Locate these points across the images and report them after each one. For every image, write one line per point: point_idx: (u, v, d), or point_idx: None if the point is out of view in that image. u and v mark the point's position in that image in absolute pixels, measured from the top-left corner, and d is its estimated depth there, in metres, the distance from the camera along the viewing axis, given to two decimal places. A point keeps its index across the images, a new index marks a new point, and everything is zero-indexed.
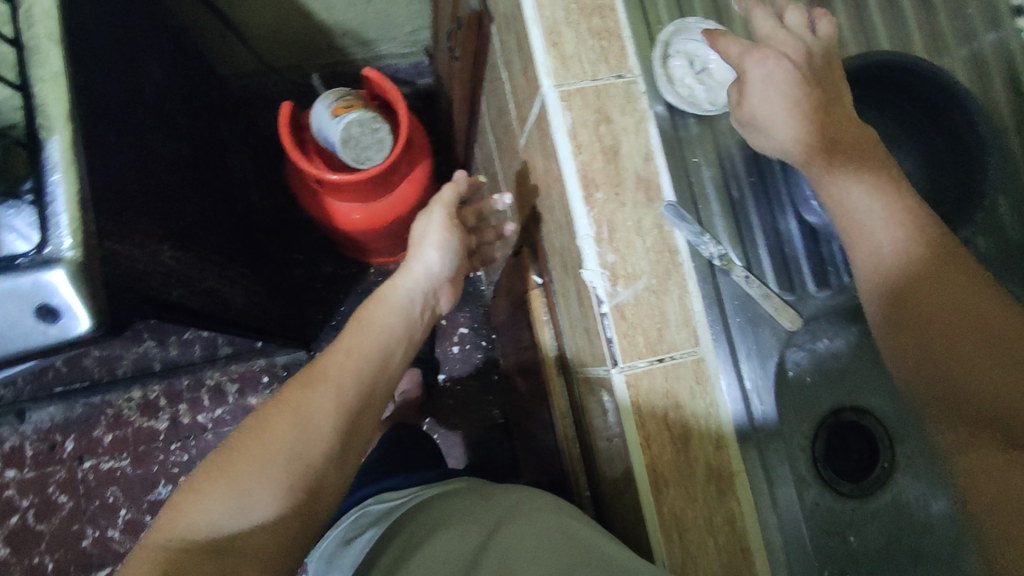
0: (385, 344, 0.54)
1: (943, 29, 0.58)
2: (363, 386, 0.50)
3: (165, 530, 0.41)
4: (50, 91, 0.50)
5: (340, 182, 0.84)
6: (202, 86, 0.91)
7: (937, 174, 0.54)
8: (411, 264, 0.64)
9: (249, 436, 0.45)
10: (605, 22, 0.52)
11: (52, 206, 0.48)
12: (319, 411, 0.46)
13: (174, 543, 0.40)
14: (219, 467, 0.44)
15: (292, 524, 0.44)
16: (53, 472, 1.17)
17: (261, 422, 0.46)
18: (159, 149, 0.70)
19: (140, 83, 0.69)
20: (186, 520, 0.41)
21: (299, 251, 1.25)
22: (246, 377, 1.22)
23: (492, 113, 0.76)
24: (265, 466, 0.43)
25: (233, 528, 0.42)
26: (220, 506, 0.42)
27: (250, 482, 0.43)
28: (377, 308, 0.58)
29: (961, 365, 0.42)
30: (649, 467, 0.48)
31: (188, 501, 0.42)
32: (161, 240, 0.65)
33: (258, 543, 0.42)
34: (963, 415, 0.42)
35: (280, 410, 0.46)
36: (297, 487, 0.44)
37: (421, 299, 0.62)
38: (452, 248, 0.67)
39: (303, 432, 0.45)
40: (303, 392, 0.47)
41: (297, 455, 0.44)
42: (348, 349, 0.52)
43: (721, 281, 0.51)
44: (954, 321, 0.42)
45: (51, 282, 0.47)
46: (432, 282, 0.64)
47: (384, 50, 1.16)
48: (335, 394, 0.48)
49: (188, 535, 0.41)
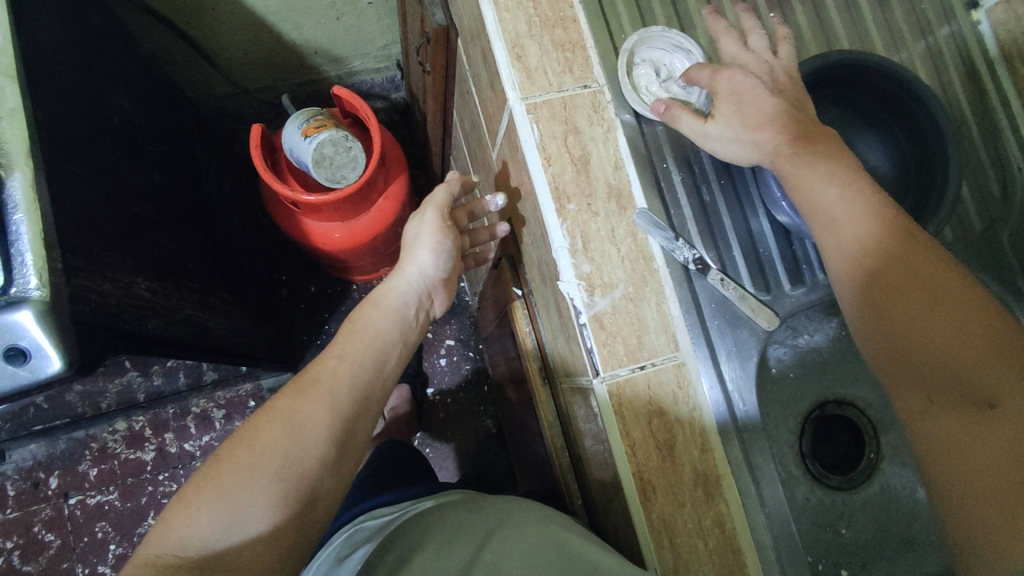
0: (378, 349, 0.53)
1: (901, 24, 0.59)
2: (358, 392, 0.48)
3: (152, 547, 0.39)
4: (8, 130, 0.49)
5: (316, 202, 0.83)
6: (172, 112, 0.91)
7: (902, 164, 0.54)
8: (404, 265, 0.62)
9: (239, 444, 0.43)
10: (568, 33, 0.52)
11: (16, 245, 0.47)
12: (311, 417, 0.45)
13: (163, 560, 0.38)
14: (209, 478, 0.41)
15: (288, 535, 0.42)
16: (38, 511, 1.15)
17: (252, 429, 0.43)
18: (129, 179, 0.69)
19: (105, 113, 0.68)
20: (174, 535, 0.39)
21: (281, 272, 1.24)
22: (233, 402, 1.20)
23: (464, 126, 0.76)
24: (256, 474, 0.41)
25: (225, 541, 0.39)
26: (211, 519, 0.40)
27: (241, 493, 0.40)
28: (371, 312, 0.56)
29: (919, 331, 0.41)
30: (636, 475, 0.48)
31: (177, 514, 0.40)
32: (134, 271, 0.64)
33: (253, 556, 0.40)
34: (923, 382, 0.41)
35: (270, 417, 0.44)
36: (291, 497, 0.42)
37: (415, 302, 0.60)
38: (448, 249, 0.63)
39: (295, 439, 0.43)
40: (295, 399, 0.45)
41: (291, 464, 0.42)
42: (340, 354, 0.50)
43: (697, 285, 0.52)
44: (909, 288, 0.42)
45: (17, 323, 0.46)
46: (426, 285, 0.62)
47: (356, 67, 1.15)
48: (328, 400, 0.46)
49: (177, 552, 0.38)
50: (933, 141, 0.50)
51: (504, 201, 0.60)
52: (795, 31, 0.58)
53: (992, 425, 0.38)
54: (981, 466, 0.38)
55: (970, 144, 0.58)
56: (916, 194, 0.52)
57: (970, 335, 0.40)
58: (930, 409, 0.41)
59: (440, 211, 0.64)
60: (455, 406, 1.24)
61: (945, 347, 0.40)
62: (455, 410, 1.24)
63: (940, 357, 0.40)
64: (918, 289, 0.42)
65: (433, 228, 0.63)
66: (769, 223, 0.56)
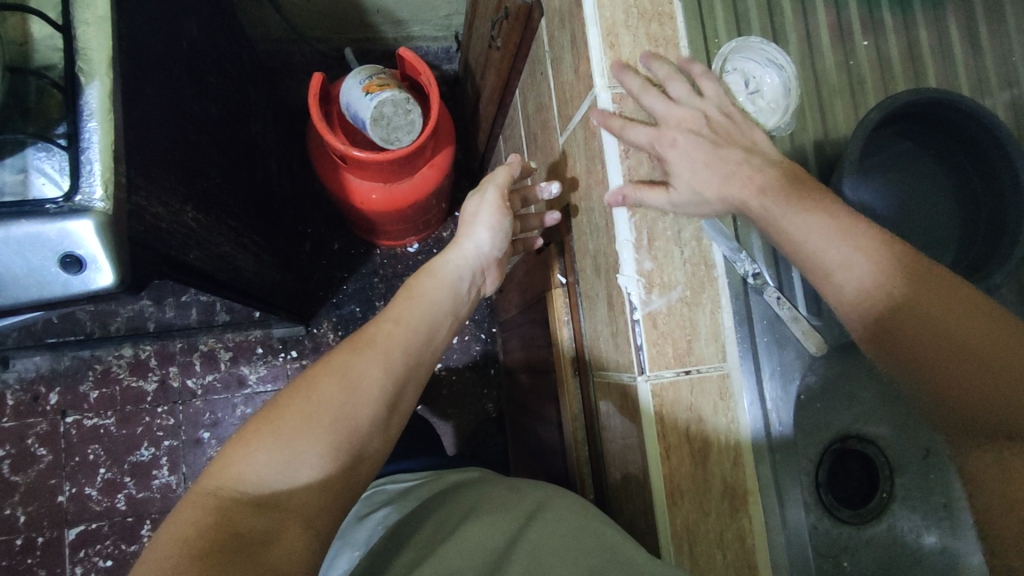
0: (432, 317, 0.53)
1: (989, 72, 0.59)
2: (410, 356, 0.49)
3: (214, 478, 0.41)
4: (92, 37, 0.48)
5: (365, 159, 0.82)
6: (232, 47, 0.89)
7: (970, 209, 0.54)
8: (462, 240, 0.62)
9: (296, 393, 0.44)
10: (664, 29, 0.52)
11: (86, 153, 0.47)
12: (365, 376, 0.46)
13: (224, 491, 0.40)
14: (267, 421, 0.43)
15: (337, 486, 0.43)
16: (34, 424, 1.15)
17: (307, 382, 0.45)
18: (189, 107, 0.68)
19: (177, 38, 0.67)
20: (234, 470, 0.41)
21: (307, 225, 1.23)
22: (241, 346, 1.20)
23: (529, 107, 0.76)
24: (313, 424, 0.43)
25: (279, 482, 0.41)
26: (268, 460, 0.41)
27: (296, 441, 0.42)
28: (428, 281, 0.57)
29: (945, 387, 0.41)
30: (666, 478, 0.48)
31: (237, 450, 0.42)
32: (185, 200, 0.63)
33: (304, 499, 0.41)
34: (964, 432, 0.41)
35: (325, 371, 0.45)
36: (343, 450, 0.43)
37: (469, 278, 0.60)
38: (505, 230, 0.63)
39: (350, 395, 0.44)
40: (351, 355, 0.47)
41: (345, 418, 0.44)
42: (397, 319, 0.51)
43: (752, 300, 0.52)
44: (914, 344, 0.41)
45: (77, 231, 0.46)
46: (482, 262, 0.62)
47: (415, 32, 1.14)
48: (383, 360, 0.47)
49: (238, 485, 0.40)
50: (1009, 192, 0.50)
51: (560, 189, 0.61)
52: (886, 62, 0.58)
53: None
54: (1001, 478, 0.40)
55: None
56: (983, 244, 0.52)
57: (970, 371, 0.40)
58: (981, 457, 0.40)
59: (501, 191, 0.64)
60: (459, 385, 1.24)
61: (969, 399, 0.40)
62: (459, 389, 1.24)
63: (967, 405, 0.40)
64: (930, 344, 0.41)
65: (493, 208, 0.63)
66: None
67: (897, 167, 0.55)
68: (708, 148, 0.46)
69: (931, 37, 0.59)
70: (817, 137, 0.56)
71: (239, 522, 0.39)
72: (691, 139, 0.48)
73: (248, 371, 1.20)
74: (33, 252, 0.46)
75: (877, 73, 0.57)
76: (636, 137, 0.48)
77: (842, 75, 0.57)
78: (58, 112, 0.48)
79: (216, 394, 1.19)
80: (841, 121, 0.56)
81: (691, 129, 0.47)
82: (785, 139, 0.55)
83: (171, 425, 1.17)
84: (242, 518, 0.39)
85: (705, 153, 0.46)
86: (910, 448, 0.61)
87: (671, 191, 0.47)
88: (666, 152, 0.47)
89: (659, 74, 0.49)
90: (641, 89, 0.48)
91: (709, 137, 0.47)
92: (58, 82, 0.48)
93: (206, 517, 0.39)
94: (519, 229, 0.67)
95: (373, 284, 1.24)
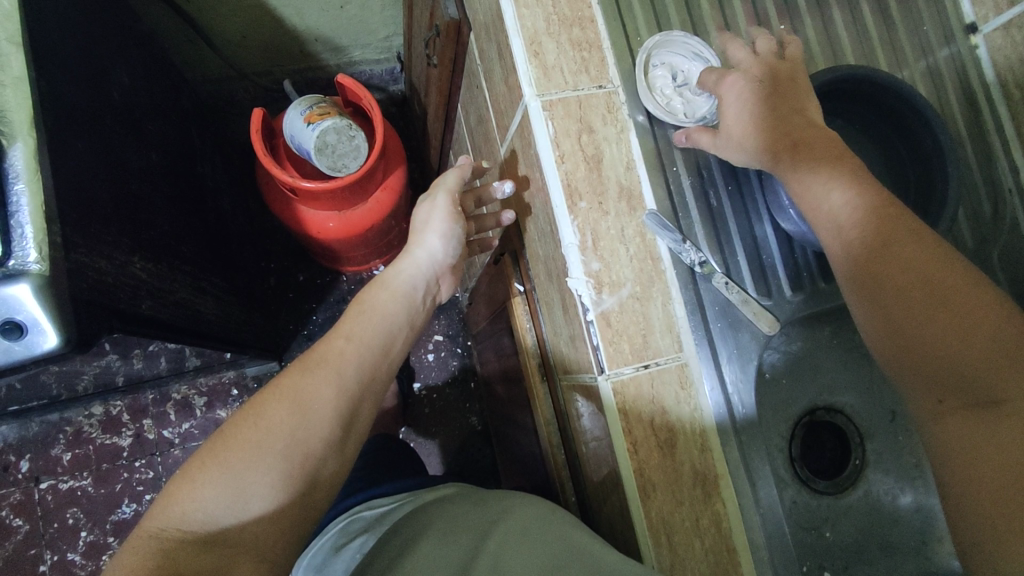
0: (387, 330, 0.53)
1: (903, 42, 0.61)
2: (365, 373, 0.49)
3: (158, 519, 0.40)
4: (12, 98, 0.47)
5: (315, 189, 0.82)
6: (170, 91, 0.89)
7: (901, 178, 0.56)
8: (413, 249, 0.60)
9: (245, 421, 0.44)
10: (585, 33, 0.53)
11: (16, 217, 0.46)
12: (317, 396, 0.45)
13: (166, 533, 0.40)
14: (214, 454, 0.42)
15: (292, 516, 0.43)
16: (7, 494, 1.11)
17: (256, 408, 0.44)
18: (127, 156, 0.67)
19: (107, 88, 0.67)
20: (178, 509, 0.40)
21: (271, 260, 1.22)
22: (215, 390, 1.18)
23: (470, 120, 0.77)
24: (262, 452, 0.42)
25: (227, 518, 0.41)
26: (215, 495, 0.41)
27: (246, 472, 0.42)
28: (380, 294, 0.56)
29: (933, 337, 0.40)
30: (637, 473, 0.48)
31: (182, 488, 0.41)
32: (130, 250, 0.62)
33: (254, 533, 0.41)
34: (934, 386, 0.41)
35: (276, 396, 0.45)
36: (296, 477, 0.43)
37: (424, 287, 0.59)
38: (457, 235, 0.62)
39: (301, 418, 0.44)
40: (301, 376, 0.46)
41: (297, 442, 0.43)
42: (348, 335, 0.50)
43: (702, 288, 0.53)
44: (912, 286, 0.41)
45: (14, 297, 0.45)
46: (435, 269, 0.61)
47: (356, 56, 1.14)
48: (335, 378, 0.47)
49: (182, 526, 0.40)
50: (932, 159, 0.52)
51: (512, 189, 0.59)
52: (804, 44, 0.60)
53: (1003, 426, 0.38)
54: (991, 454, 0.38)
55: (966, 164, 0.60)
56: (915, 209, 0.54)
57: (964, 310, 0.40)
58: (942, 411, 0.41)
59: (452, 196, 0.62)
60: (441, 402, 1.24)
61: (951, 346, 0.40)
62: (441, 406, 1.24)
63: (981, 378, 0.39)
64: (949, 313, 0.40)
65: (444, 212, 0.61)
66: (772, 229, 0.57)
67: None
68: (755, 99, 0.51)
69: (845, 17, 0.61)
70: None
71: (184, 562, 0.38)
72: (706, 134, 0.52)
73: (225, 413, 1.18)
74: None
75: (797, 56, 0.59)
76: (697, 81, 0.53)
77: None
78: None
79: (194, 441, 1.17)
80: None
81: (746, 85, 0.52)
82: None
83: (152, 478, 1.15)
84: (187, 558, 0.38)
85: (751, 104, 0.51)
86: (877, 411, 0.63)
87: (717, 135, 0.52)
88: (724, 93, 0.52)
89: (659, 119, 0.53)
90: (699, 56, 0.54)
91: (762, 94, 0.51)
92: None
93: (148, 561, 0.38)
94: (474, 229, 0.66)
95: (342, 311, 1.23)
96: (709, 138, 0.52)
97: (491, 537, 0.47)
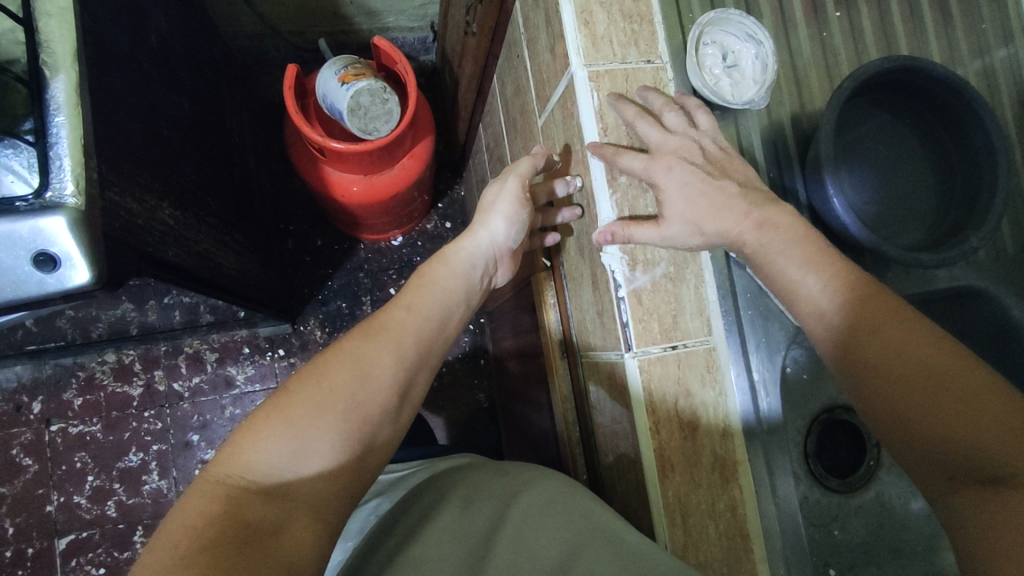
0: (444, 306, 0.53)
1: (961, 41, 0.60)
2: (422, 345, 0.49)
3: (224, 465, 0.40)
4: (56, 30, 0.47)
5: (345, 151, 0.81)
6: (203, 42, 0.88)
7: (947, 177, 0.54)
8: (477, 227, 0.58)
9: (308, 379, 0.44)
10: (637, 6, 0.51)
11: (55, 148, 0.46)
12: (377, 364, 0.46)
13: (232, 481, 0.40)
14: (278, 407, 0.42)
15: (346, 476, 0.43)
16: (19, 434, 1.13)
17: (318, 367, 0.45)
18: (162, 103, 0.67)
19: (145, 32, 0.66)
20: (243, 459, 0.40)
21: (290, 222, 1.21)
22: (227, 347, 1.19)
23: (507, 91, 0.75)
24: (325, 411, 0.42)
25: (288, 472, 0.41)
26: (280, 449, 0.41)
27: (309, 427, 0.42)
28: (440, 269, 0.55)
29: (935, 428, 0.39)
30: (657, 452, 0.48)
31: (247, 439, 0.41)
32: (160, 196, 0.62)
33: (312, 489, 0.41)
34: (942, 465, 0.39)
35: (338, 358, 0.45)
36: (354, 440, 0.43)
37: (481, 268, 0.58)
38: (522, 222, 0.59)
39: (361, 382, 0.44)
40: (363, 342, 0.46)
41: (356, 405, 0.44)
42: (408, 306, 0.51)
43: (736, 274, 0.52)
44: (898, 367, 0.40)
45: (49, 228, 0.45)
46: (495, 252, 0.59)
47: (390, 22, 1.13)
48: (395, 348, 0.47)
49: (247, 475, 0.40)
50: (982, 160, 0.51)
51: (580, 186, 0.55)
52: (859, 34, 0.58)
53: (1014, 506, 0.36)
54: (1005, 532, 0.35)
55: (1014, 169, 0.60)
56: (959, 209, 0.53)
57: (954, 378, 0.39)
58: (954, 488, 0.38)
59: (522, 181, 0.57)
60: (450, 376, 1.24)
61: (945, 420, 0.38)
62: (450, 381, 1.24)
63: (984, 451, 0.37)
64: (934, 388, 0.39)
65: (512, 197, 0.57)
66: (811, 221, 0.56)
67: (873, 140, 0.56)
68: (704, 179, 0.46)
69: (903, 9, 0.59)
70: (794, 111, 0.56)
71: (248, 512, 0.38)
72: (677, 122, 0.48)
73: (236, 371, 1.19)
74: (4, 252, 0.44)
75: (850, 46, 0.58)
76: (631, 164, 0.47)
77: (816, 50, 0.57)
78: (24, 108, 0.48)
79: (203, 396, 1.17)
80: (817, 94, 0.57)
81: (689, 159, 0.47)
82: (763, 113, 0.55)
83: (159, 429, 1.16)
84: (250, 508, 0.39)
85: (699, 184, 0.46)
86: None
87: (666, 223, 0.47)
88: (663, 178, 0.47)
89: (655, 105, 0.49)
90: (634, 116, 0.48)
91: (704, 167, 0.47)
92: (23, 77, 0.47)
93: (214, 507, 0.38)
94: (540, 222, 0.62)
95: (358, 279, 1.23)
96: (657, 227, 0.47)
97: (513, 509, 0.48)
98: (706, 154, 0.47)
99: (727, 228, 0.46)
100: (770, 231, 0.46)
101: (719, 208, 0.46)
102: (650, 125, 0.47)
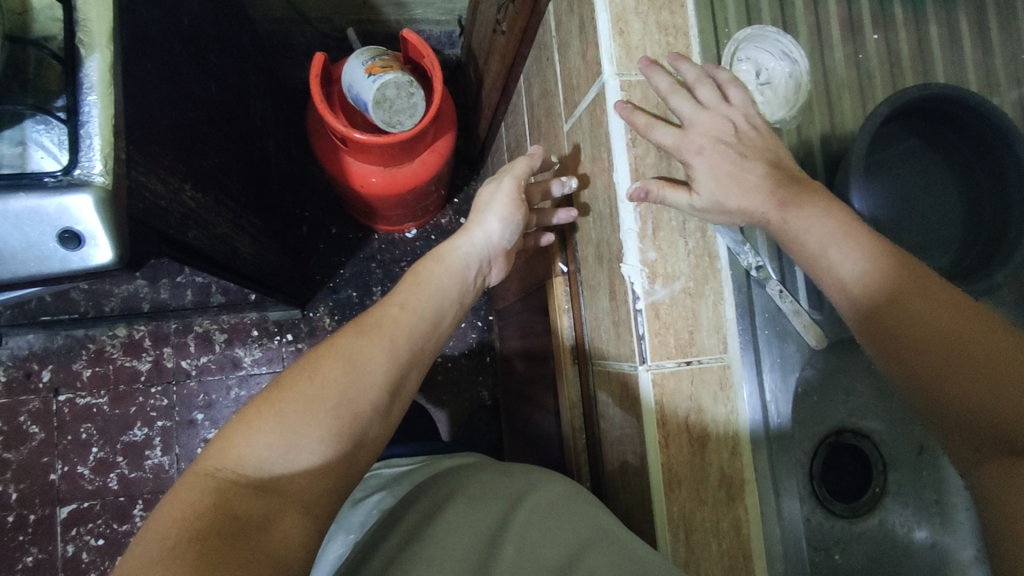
0: (438, 304, 0.53)
1: (999, 69, 0.59)
2: (416, 342, 0.49)
3: (215, 459, 0.41)
4: (93, 8, 0.47)
5: (365, 142, 0.81)
6: (233, 24, 0.88)
7: (973, 205, 0.54)
8: (471, 227, 0.59)
9: (301, 373, 0.44)
10: (674, 17, 0.51)
11: (86, 127, 0.46)
12: (370, 360, 0.46)
13: (223, 473, 0.40)
14: (270, 402, 0.43)
15: (335, 473, 0.43)
16: (27, 401, 1.14)
17: (312, 363, 0.45)
18: (190, 85, 0.67)
19: (179, 12, 0.66)
20: (235, 452, 0.41)
21: (306, 209, 1.22)
22: (237, 328, 1.19)
23: (534, 92, 0.75)
24: (315, 407, 0.43)
25: (279, 467, 0.41)
26: (271, 442, 0.41)
27: (300, 424, 0.42)
28: (435, 268, 0.55)
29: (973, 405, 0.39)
30: (664, 466, 0.48)
31: (238, 433, 0.41)
32: (183, 178, 0.62)
33: (302, 486, 0.41)
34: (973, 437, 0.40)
35: (332, 354, 0.45)
36: (344, 435, 0.43)
37: (476, 266, 0.58)
38: (516, 222, 0.60)
39: (354, 378, 0.44)
40: (357, 338, 0.47)
41: (348, 401, 0.44)
42: (403, 304, 0.51)
43: (754, 293, 0.52)
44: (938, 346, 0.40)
45: (75, 205, 0.45)
46: (489, 251, 0.59)
47: (418, 14, 1.13)
48: (387, 344, 0.47)
49: (237, 468, 0.40)
50: (1014, 190, 0.50)
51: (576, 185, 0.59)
52: (895, 57, 0.58)
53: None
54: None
55: None
56: (987, 240, 0.52)
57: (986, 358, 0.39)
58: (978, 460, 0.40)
59: (518, 182, 0.60)
60: (455, 371, 1.24)
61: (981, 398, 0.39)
62: (454, 375, 1.24)
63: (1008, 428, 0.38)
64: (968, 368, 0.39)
65: (507, 196, 0.59)
66: None
67: (901, 163, 0.56)
68: (733, 159, 0.45)
69: (941, 35, 0.59)
70: (824, 131, 0.56)
71: (239, 504, 0.39)
72: (710, 98, 0.47)
73: (243, 352, 1.19)
74: (31, 226, 0.45)
75: (885, 69, 0.57)
76: (662, 138, 0.46)
77: (851, 71, 0.57)
78: (57, 85, 0.48)
79: (210, 375, 1.18)
80: (848, 116, 0.56)
81: (719, 138, 0.46)
82: (793, 131, 0.55)
83: (165, 405, 1.17)
84: (241, 499, 0.39)
85: (729, 164, 0.45)
86: (907, 444, 0.61)
87: (693, 195, 0.46)
88: (692, 158, 0.46)
89: (688, 76, 0.48)
90: (652, 136, 0.47)
91: (734, 147, 0.46)
92: (57, 54, 0.47)
93: (205, 497, 0.38)
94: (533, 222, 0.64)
95: (369, 269, 1.23)
96: (687, 194, 0.47)
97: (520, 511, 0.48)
98: (739, 133, 0.46)
99: (754, 207, 0.45)
100: (793, 246, 0.45)
101: (746, 187, 0.45)
102: (683, 100, 0.47)
